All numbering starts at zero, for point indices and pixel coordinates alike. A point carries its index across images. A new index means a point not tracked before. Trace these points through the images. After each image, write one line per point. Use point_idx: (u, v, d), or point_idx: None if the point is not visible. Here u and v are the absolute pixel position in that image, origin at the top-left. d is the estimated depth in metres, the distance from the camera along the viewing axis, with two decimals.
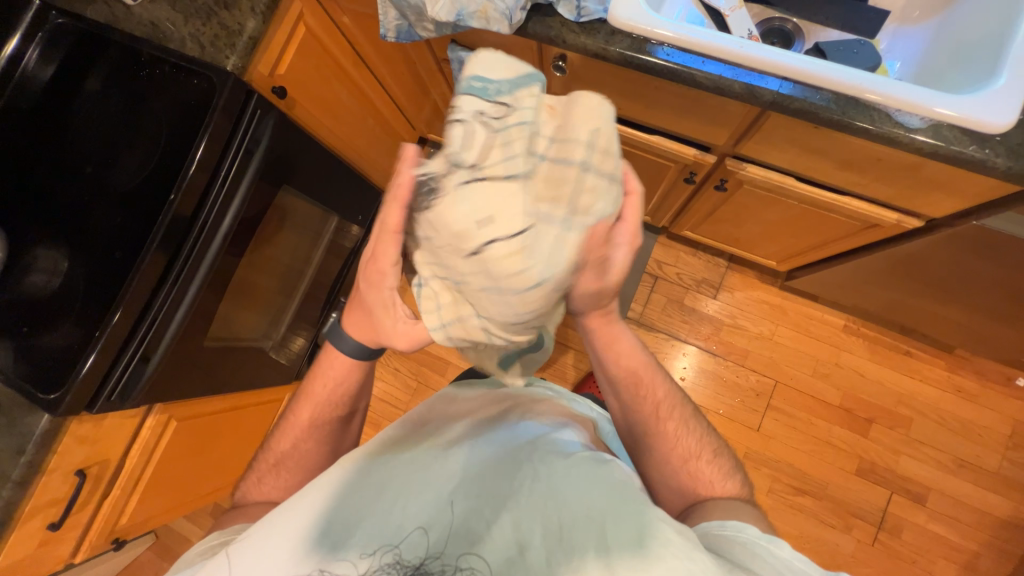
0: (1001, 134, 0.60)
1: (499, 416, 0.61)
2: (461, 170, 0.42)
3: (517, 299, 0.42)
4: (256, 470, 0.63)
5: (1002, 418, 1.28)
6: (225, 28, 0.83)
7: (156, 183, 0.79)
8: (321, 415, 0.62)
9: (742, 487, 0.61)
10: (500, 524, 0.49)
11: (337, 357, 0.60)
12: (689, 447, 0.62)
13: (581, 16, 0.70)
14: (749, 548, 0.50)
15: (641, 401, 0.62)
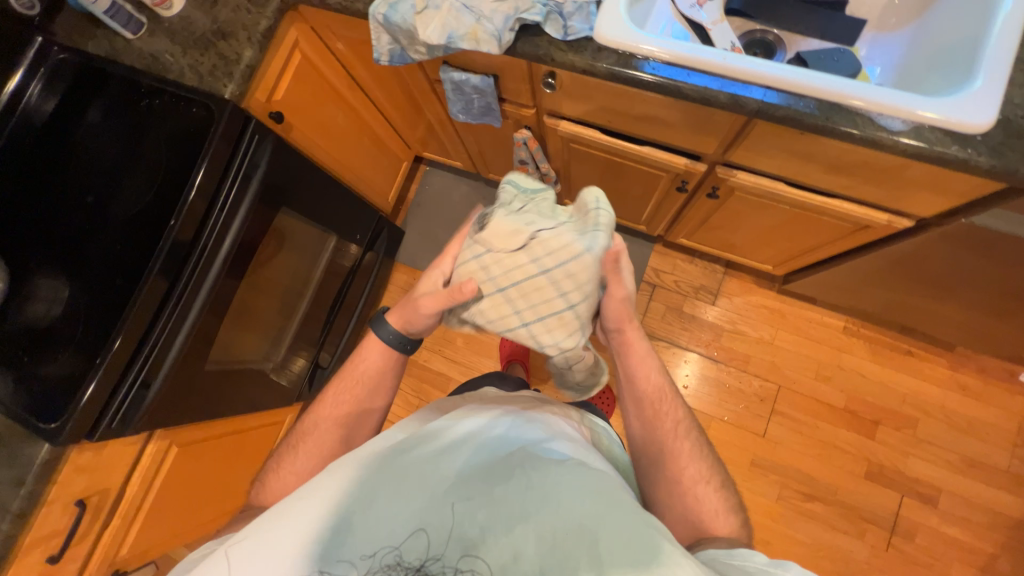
0: (982, 134, 0.61)
1: (492, 419, 0.60)
2: (502, 221, 0.62)
3: (547, 303, 0.59)
4: (278, 453, 0.69)
5: (1009, 415, 1.27)
6: (223, 58, 0.85)
7: (156, 210, 0.80)
8: (347, 403, 0.70)
9: (742, 525, 0.60)
10: (495, 530, 0.47)
11: (374, 345, 0.72)
12: (697, 472, 0.63)
13: (568, 34, 0.72)
14: (753, 574, 0.48)
15: (657, 418, 0.66)
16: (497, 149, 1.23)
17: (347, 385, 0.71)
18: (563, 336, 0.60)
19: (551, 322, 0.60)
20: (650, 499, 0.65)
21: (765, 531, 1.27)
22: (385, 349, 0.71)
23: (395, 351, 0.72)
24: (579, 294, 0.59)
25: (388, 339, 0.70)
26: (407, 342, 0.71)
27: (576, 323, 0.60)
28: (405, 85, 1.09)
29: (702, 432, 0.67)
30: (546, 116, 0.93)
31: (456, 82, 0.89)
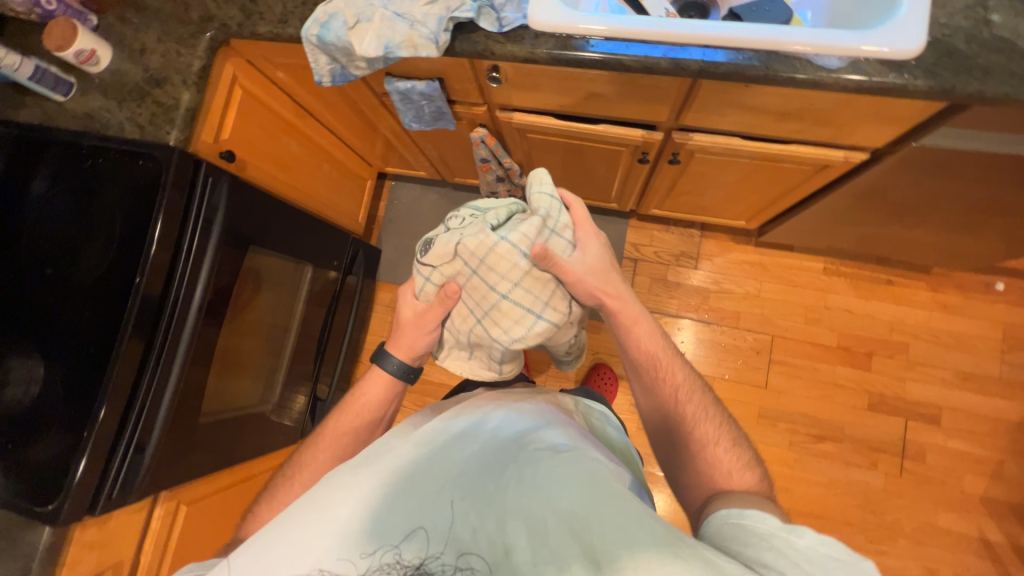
0: (916, 58, 0.63)
1: (485, 418, 0.62)
2: (439, 233, 0.65)
3: (490, 304, 0.64)
4: (272, 487, 0.69)
5: (992, 324, 1.31)
6: (162, 105, 0.83)
7: (119, 271, 0.78)
8: (347, 437, 0.70)
9: (762, 480, 0.60)
10: (489, 526, 0.51)
11: (372, 377, 0.73)
12: (706, 432, 0.64)
13: (503, 26, 0.72)
14: (767, 539, 0.48)
15: (660, 383, 0.67)
16: (458, 151, 1.23)
17: (346, 418, 0.71)
18: (515, 327, 0.65)
19: (498, 317, 0.65)
20: (669, 467, 0.67)
21: (783, 478, 1.30)
22: (388, 379, 0.72)
23: (398, 382, 0.73)
24: (515, 289, 0.63)
25: (391, 370, 0.71)
26: (409, 371, 0.72)
27: (523, 315, 0.65)
28: (354, 103, 1.08)
29: (708, 392, 0.69)
30: (499, 111, 0.93)
31: (402, 92, 0.88)
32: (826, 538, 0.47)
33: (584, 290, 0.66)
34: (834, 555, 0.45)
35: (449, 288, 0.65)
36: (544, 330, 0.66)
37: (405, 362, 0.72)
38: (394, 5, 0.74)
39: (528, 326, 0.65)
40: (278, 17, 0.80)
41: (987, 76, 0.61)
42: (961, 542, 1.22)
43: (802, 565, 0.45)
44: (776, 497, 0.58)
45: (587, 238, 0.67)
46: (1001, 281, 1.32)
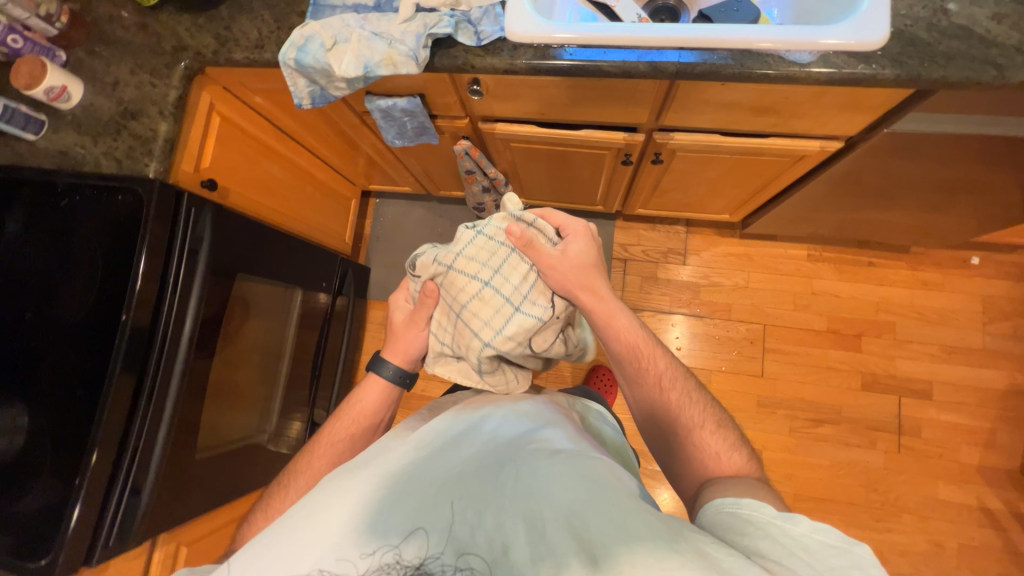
0: (882, 48, 0.65)
1: (480, 417, 0.63)
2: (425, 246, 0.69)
3: (467, 294, 0.63)
4: (266, 498, 0.67)
5: (971, 298, 1.35)
6: (138, 137, 0.81)
7: (104, 308, 0.76)
8: (343, 442, 0.70)
9: (749, 460, 0.62)
10: (487, 524, 0.51)
11: (371, 385, 0.74)
12: (692, 417, 0.65)
13: (481, 39, 0.72)
14: (763, 528, 0.48)
15: (643, 373, 0.67)
16: (442, 165, 1.23)
17: (343, 423, 0.71)
18: (491, 320, 0.62)
19: (476, 306, 0.62)
20: (659, 454, 0.68)
21: (787, 465, 1.32)
22: (384, 385, 0.74)
23: (393, 388, 0.74)
24: (490, 274, 0.62)
25: (386, 376, 0.73)
26: (405, 376, 0.74)
27: (501, 301, 0.62)
28: (335, 124, 1.07)
29: (689, 375, 0.69)
30: (481, 122, 0.94)
31: (384, 110, 0.88)
32: (822, 523, 0.47)
33: (561, 283, 0.63)
34: (830, 541, 0.45)
35: (429, 286, 0.66)
36: (524, 323, 0.62)
37: (401, 368, 0.74)
38: (372, 26, 0.75)
39: (506, 319, 0.61)
40: (254, 43, 0.80)
41: (950, 61, 0.63)
42: (963, 513, 1.25)
43: (800, 555, 0.45)
44: (765, 478, 0.59)
45: (568, 232, 0.68)
46: (976, 256, 1.36)
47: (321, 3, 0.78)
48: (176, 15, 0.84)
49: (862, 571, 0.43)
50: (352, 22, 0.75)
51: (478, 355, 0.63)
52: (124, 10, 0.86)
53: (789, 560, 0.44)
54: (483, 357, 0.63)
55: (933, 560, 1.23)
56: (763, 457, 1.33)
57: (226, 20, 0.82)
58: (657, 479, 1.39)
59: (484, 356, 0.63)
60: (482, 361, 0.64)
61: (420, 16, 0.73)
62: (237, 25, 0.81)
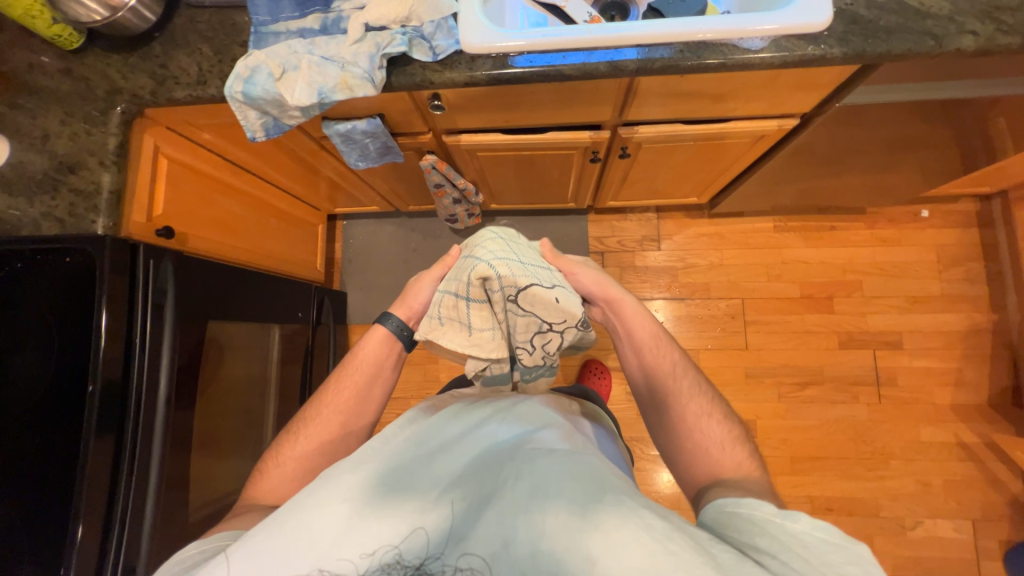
0: (828, 28, 0.66)
1: (483, 416, 0.62)
2: None
3: (482, 237, 0.64)
4: (276, 452, 0.72)
5: (926, 248, 1.42)
6: (80, 192, 0.74)
7: (69, 375, 0.71)
8: (350, 393, 0.72)
9: (753, 457, 0.63)
10: (487, 520, 0.52)
11: (373, 338, 0.74)
12: (700, 407, 0.67)
13: (438, 54, 0.70)
14: (761, 525, 0.49)
15: (655, 364, 0.68)
16: (409, 181, 1.20)
17: (349, 375, 0.73)
18: (499, 250, 0.62)
19: (484, 246, 0.63)
20: (665, 446, 0.68)
21: (780, 431, 1.37)
22: (386, 339, 0.74)
23: (396, 342, 0.75)
24: (510, 238, 0.66)
25: (390, 329, 0.74)
26: (407, 329, 0.74)
27: (512, 253, 0.62)
28: (292, 153, 1.02)
29: (697, 368, 0.70)
30: (445, 136, 0.92)
31: (343, 134, 0.85)
32: (819, 521, 0.47)
33: (583, 286, 0.69)
34: (827, 539, 0.46)
35: (455, 251, 0.71)
36: (523, 269, 0.61)
37: (405, 323, 0.75)
38: (320, 50, 0.72)
39: (510, 256, 0.61)
40: (195, 79, 0.75)
41: (891, 35, 0.66)
42: (944, 450, 1.33)
43: (797, 550, 0.45)
44: (767, 475, 0.61)
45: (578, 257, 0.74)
46: (926, 208, 1.44)
47: (262, 30, 0.74)
48: (104, 57, 0.78)
49: (858, 566, 0.44)
50: (299, 47, 0.72)
51: (470, 274, 0.60)
52: (43, 55, 0.79)
53: (784, 555, 0.45)
54: (474, 280, 0.60)
55: (922, 498, 1.31)
56: (756, 426, 1.38)
57: (160, 57, 0.77)
58: (660, 462, 1.41)
59: (474, 277, 0.60)
60: (472, 287, 0.61)
61: (371, 35, 0.71)
62: (174, 62, 0.76)
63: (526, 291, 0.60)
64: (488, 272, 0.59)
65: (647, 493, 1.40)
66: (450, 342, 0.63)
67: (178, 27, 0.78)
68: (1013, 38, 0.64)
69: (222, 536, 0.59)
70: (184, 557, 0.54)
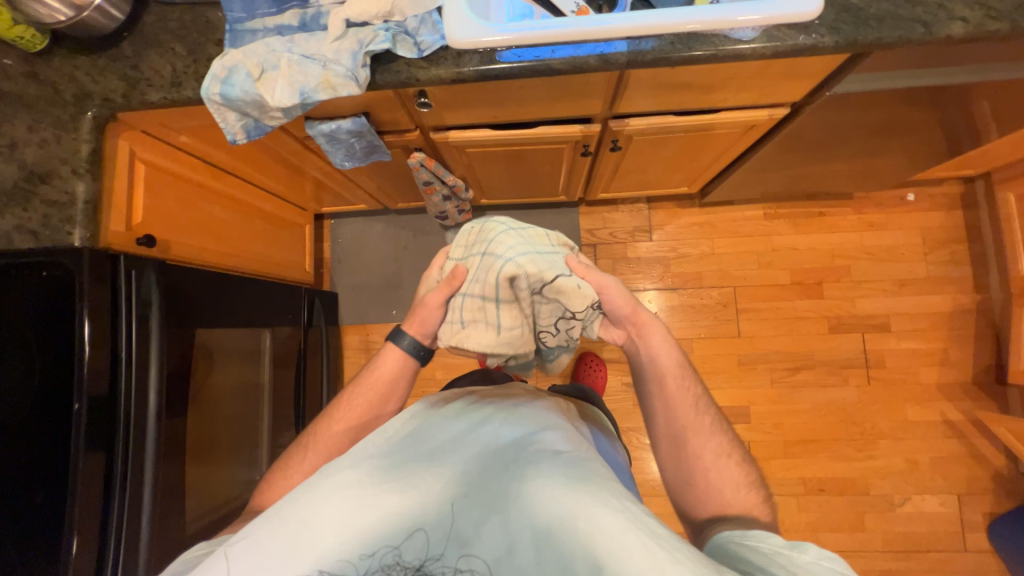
0: (818, 17, 0.65)
1: (484, 417, 0.62)
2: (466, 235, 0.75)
3: (502, 234, 0.64)
4: (281, 465, 0.72)
5: (912, 232, 1.44)
6: (53, 203, 0.71)
7: (54, 390, 0.69)
8: (361, 410, 0.71)
9: (765, 501, 0.64)
10: (489, 524, 0.52)
11: (389, 355, 0.73)
12: (719, 446, 0.67)
13: (423, 50, 0.68)
14: (769, 557, 0.50)
15: (679, 397, 0.69)
16: (397, 179, 1.18)
17: (363, 392, 0.72)
18: (518, 245, 0.63)
19: (505, 244, 0.63)
20: (676, 474, 0.69)
21: (772, 416, 1.40)
22: (403, 357, 0.73)
23: (411, 360, 0.73)
24: (525, 231, 0.66)
25: (406, 348, 0.72)
26: (423, 350, 0.73)
27: (533, 250, 0.64)
28: (275, 153, 0.99)
29: (718, 409, 0.71)
30: (433, 132, 0.90)
31: (328, 134, 0.83)
32: (827, 551, 0.48)
33: (612, 304, 0.69)
34: (834, 569, 0.47)
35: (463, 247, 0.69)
36: (547, 263, 0.63)
37: (420, 342, 0.72)
38: (300, 48, 0.69)
39: (532, 251, 0.62)
40: (169, 80, 0.72)
41: (881, 22, 0.65)
42: (931, 429, 1.36)
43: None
44: (776, 520, 0.62)
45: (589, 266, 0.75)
46: (912, 192, 1.45)
47: (238, 27, 0.71)
48: (71, 59, 0.74)
49: None
50: (277, 45, 0.70)
51: (498, 275, 0.62)
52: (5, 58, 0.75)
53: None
54: (502, 282, 0.62)
55: (910, 476, 1.35)
56: (749, 412, 1.40)
57: (131, 57, 0.73)
58: None
59: (503, 278, 0.61)
60: (499, 291, 0.62)
61: (352, 32, 0.69)
62: (146, 63, 0.73)
63: (552, 283, 0.62)
64: (517, 271, 0.61)
65: (644, 480, 1.43)
66: (482, 345, 0.64)
67: (149, 25, 0.74)
68: (1002, 24, 0.64)
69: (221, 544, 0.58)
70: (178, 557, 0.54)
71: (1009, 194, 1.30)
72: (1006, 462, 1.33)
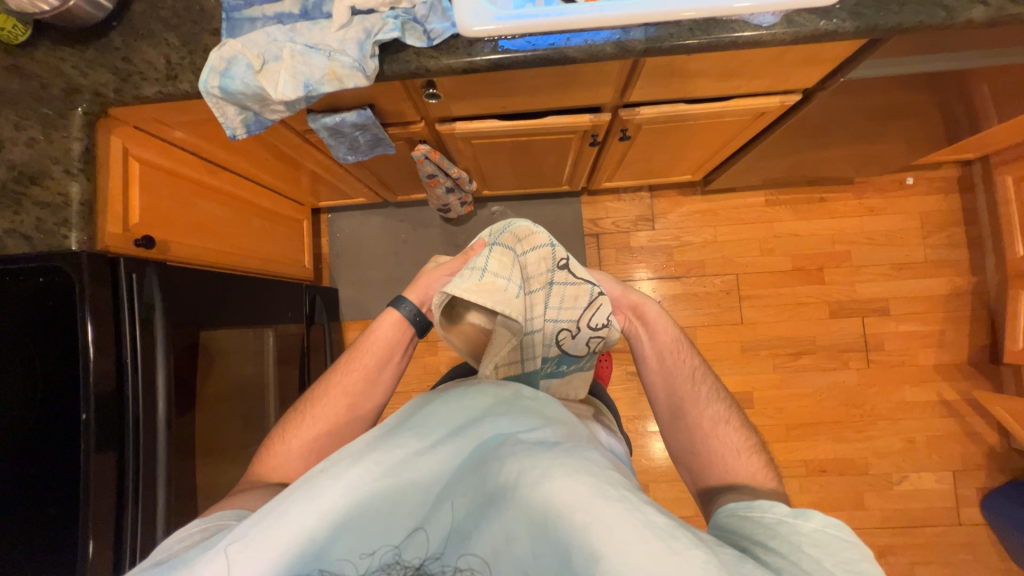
0: (838, 2, 0.64)
1: (482, 410, 0.57)
2: None
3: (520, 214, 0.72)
4: (280, 429, 0.72)
5: (911, 216, 1.45)
6: (47, 205, 0.67)
7: (59, 399, 0.66)
8: (358, 375, 0.72)
9: (768, 466, 0.64)
10: (487, 520, 0.48)
11: (386, 320, 0.74)
12: (717, 414, 0.68)
13: (432, 39, 0.65)
14: (774, 527, 0.50)
15: (676, 370, 0.70)
16: (399, 171, 1.15)
17: (361, 358, 0.72)
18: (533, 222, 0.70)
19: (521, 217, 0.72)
20: (679, 450, 0.69)
21: (775, 400, 1.42)
22: (399, 323, 0.73)
23: (408, 327, 0.74)
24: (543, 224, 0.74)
25: (403, 314, 0.73)
26: (421, 316, 0.74)
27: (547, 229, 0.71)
28: (273, 148, 0.96)
29: (716, 376, 0.72)
30: (439, 124, 0.88)
31: (332, 127, 0.80)
32: (832, 519, 0.48)
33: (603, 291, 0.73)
34: (841, 535, 0.47)
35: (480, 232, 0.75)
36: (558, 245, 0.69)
37: (419, 309, 0.74)
38: (303, 38, 0.66)
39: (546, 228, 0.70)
40: (164, 73, 0.68)
41: (903, 7, 0.64)
42: (928, 409, 1.40)
43: (807, 548, 0.46)
44: (779, 483, 0.62)
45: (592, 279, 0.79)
46: (911, 175, 1.46)
47: (235, 16, 0.68)
48: (57, 52, 0.70)
49: (871, 562, 0.45)
50: (279, 35, 0.67)
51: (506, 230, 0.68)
52: None
53: (795, 554, 0.46)
54: (511, 235, 0.67)
55: (908, 455, 1.38)
56: (752, 396, 1.42)
57: (122, 49, 0.69)
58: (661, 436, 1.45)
59: (510, 231, 0.67)
60: (504, 240, 0.66)
61: (358, 19, 0.66)
62: (138, 55, 0.69)
63: (558, 255, 0.68)
64: (531, 230, 0.67)
65: (650, 467, 1.44)
66: (460, 283, 0.61)
67: (139, 15, 0.70)
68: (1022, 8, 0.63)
69: (223, 515, 0.58)
70: (186, 534, 0.53)
71: (1007, 176, 1.31)
72: (1000, 439, 1.37)
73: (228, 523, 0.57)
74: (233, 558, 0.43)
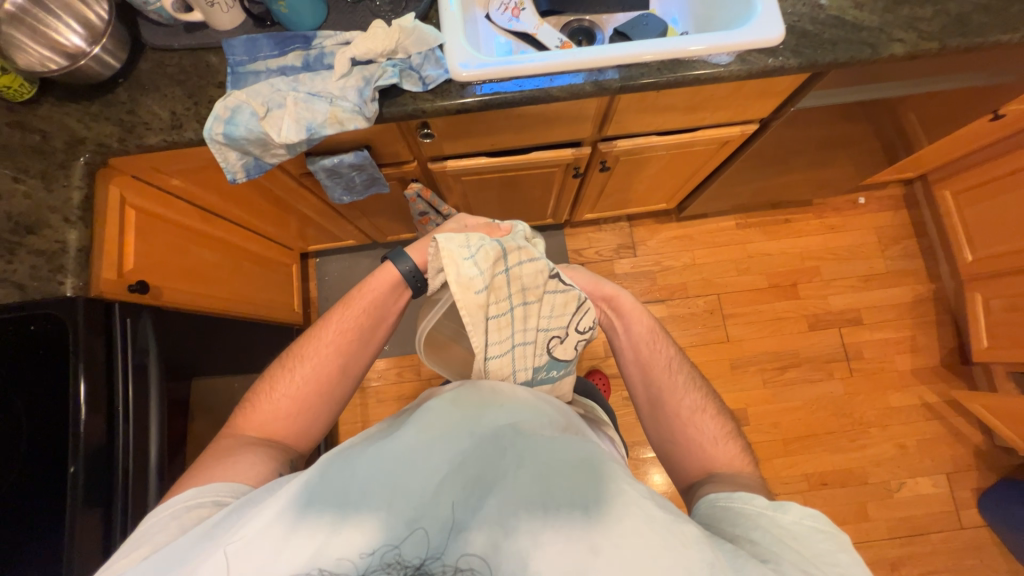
0: (782, 43, 0.74)
1: (480, 404, 0.53)
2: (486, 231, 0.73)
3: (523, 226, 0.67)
4: (262, 393, 0.66)
5: (868, 231, 1.57)
6: (43, 254, 0.67)
7: (48, 452, 0.63)
8: (353, 332, 0.67)
9: (744, 450, 0.65)
10: (492, 510, 0.45)
11: (380, 275, 0.70)
12: (695, 403, 0.68)
13: (428, 84, 0.71)
14: (754, 519, 0.51)
15: (653, 360, 0.70)
16: (389, 210, 1.19)
17: (353, 314, 0.68)
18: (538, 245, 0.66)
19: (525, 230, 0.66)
20: (658, 441, 0.69)
21: (768, 415, 1.44)
22: (395, 282, 0.70)
23: (405, 286, 0.71)
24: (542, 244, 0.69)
25: (401, 271, 0.69)
26: (419, 279, 0.70)
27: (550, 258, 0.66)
28: (268, 194, 0.98)
29: (692, 364, 0.72)
30: (431, 162, 0.93)
31: (329, 168, 0.84)
32: (808, 510, 0.50)
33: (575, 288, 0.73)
34: (817, 526, 0.48)
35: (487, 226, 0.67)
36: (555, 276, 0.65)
37: (418, 269, 0.70)
38: (305, 87, 0.71)
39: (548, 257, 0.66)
40: (169, 123, 0.72)
41: (836, 46, 0.74)
42: (913, 412, 1.44)
43: (789, 540, 0.48)
44: (756, 468, 0.62)
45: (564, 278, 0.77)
46: (862, 196, 1.60)
47: (239, 70, 0.73)
48: (60, 108, 0.72)
49: (848, 553, 0.47)
50: (282, 85, 0.71)
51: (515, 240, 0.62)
52: None
53: (776, 546, 0.47)
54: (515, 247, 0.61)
55: (901, 461, 1.41)
56: (746, 413, 1.44)
57: (127, 103, 0.73)
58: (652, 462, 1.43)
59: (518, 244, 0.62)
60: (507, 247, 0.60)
61: (357, 69, 0.71)
62: (143, 108, 0.72)
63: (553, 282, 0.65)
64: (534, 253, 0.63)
65: None
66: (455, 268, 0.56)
67: (145, 72, 0.74)
68: (934, 44, 0.74)
69: (218, 487, 0.55)
70: (176, 507, 0.52)
71: (945, 191, 1.45)
72: (983, 437, 1.42)
73: (226, 501, 0.54)
74: (234, 558, 0.42)
